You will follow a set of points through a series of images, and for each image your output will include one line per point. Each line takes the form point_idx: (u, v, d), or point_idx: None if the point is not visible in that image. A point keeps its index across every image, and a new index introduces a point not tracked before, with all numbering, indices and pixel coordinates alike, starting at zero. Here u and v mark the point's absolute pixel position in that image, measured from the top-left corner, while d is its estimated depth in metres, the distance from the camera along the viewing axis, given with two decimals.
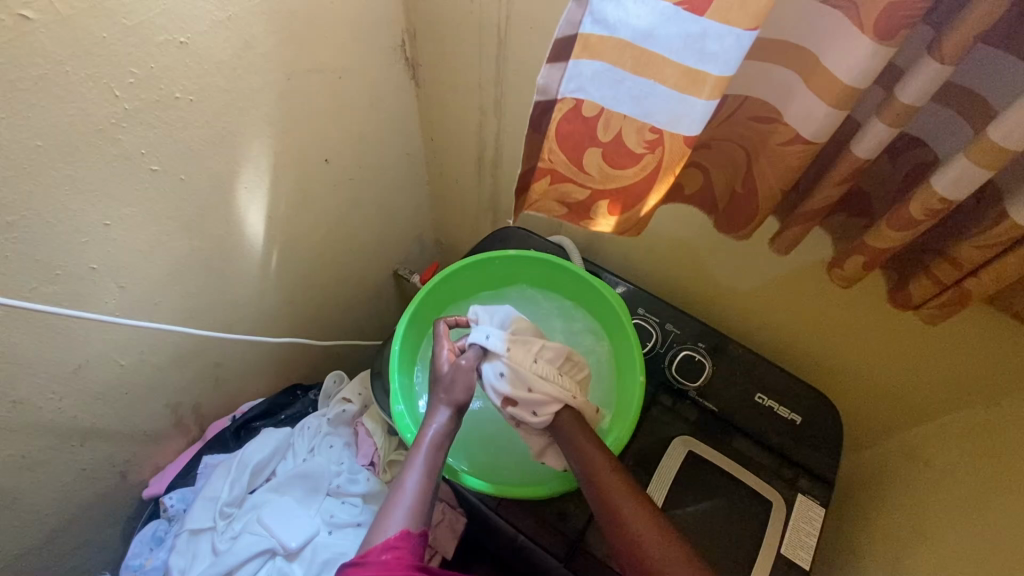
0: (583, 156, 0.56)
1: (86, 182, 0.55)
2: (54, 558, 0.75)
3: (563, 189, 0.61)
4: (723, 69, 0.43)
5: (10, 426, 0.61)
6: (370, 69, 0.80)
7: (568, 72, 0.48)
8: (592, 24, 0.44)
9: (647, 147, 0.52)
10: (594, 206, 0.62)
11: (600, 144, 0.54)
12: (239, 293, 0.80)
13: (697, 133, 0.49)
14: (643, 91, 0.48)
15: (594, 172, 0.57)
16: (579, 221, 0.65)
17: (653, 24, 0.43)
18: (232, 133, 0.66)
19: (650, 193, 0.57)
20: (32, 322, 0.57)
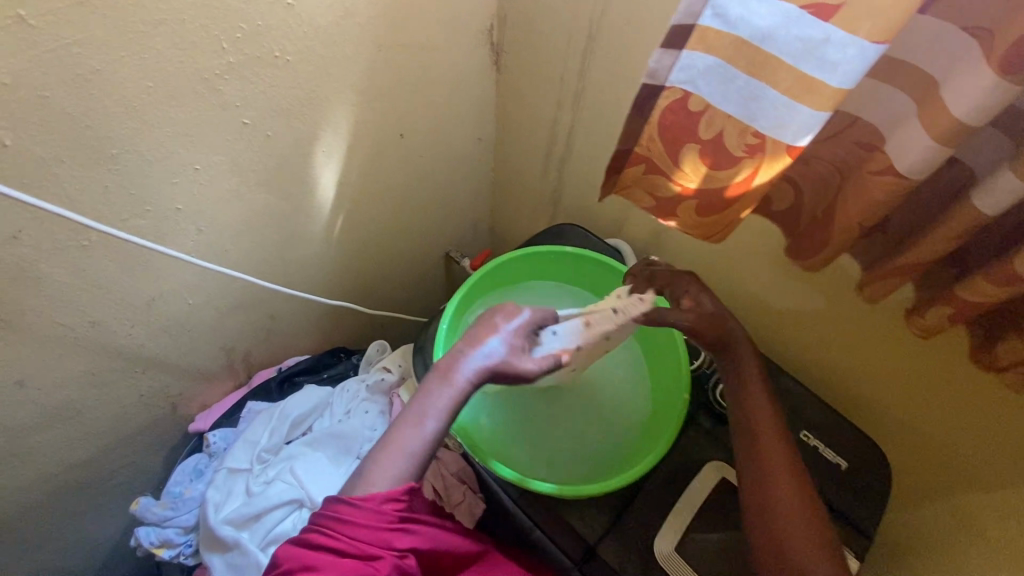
0: (681, 151, 0.52)
1: (184, 127, 0.58)
2: (105, 471, 0.80)
3: (653, 184, 0.58)
4: (841, 81, 0.40)
5: (87, 342, 0.66)
6: (456, 51, 0.80)
7: (680, 61, 0.46)
8: (712, 17, 0.42)
9: (748, 151, 0.49)
10: (678, 206, 0.58)
11: (700, 142, 0.50)
12: (303, 252, 0.83)
13: (804, 142, 0.45)
14: (753, 92, 0.44)
15: (689, 171, 0.53)
16: (664, 219, 0.61)
17: (775, 24, 0.40)
18: (320, 97, 0.68)
19: (739, 200, 0.54)
20: (120, 250, 0.61)
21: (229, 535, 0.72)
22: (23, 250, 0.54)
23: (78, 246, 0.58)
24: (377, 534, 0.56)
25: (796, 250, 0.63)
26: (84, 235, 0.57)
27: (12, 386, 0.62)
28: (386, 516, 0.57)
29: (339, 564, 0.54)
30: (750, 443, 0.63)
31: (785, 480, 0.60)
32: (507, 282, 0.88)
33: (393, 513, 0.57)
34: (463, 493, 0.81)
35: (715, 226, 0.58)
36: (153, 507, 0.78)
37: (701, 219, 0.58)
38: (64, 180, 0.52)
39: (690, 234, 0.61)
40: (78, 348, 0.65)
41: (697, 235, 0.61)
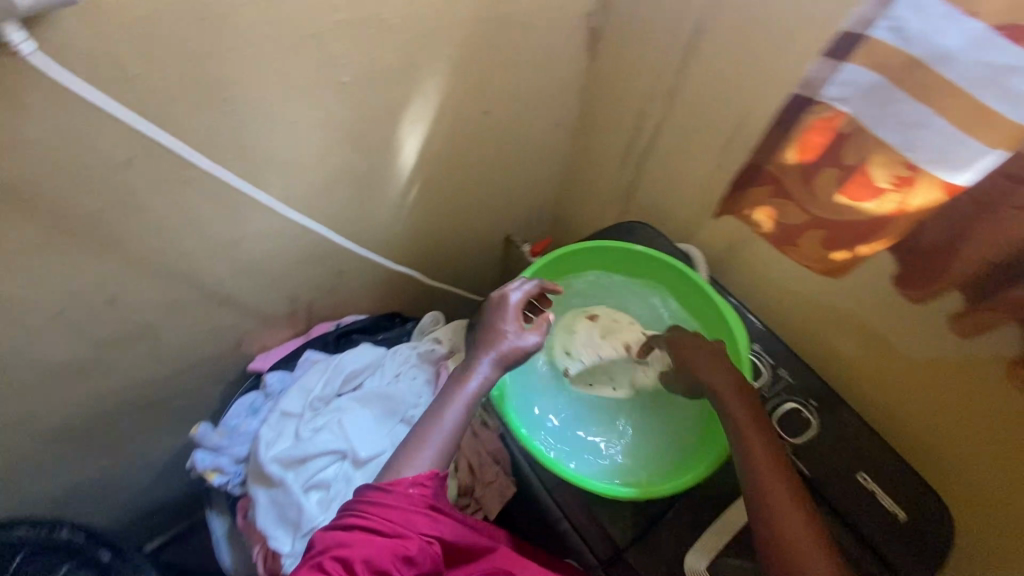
0: (819, 176, 0.60)
1: (288, 79, 0.59)
2: (171, 394, 0.85)
3: (784, 205, 0.67)
4: (1019, 115, 0.44)
5: (174, 272, 0.70)
6: (553, 31, 0.79)
7: (845, 77, 0.53)
8: (886, 31, 0.49)
9: (894, 183, 0.54)
10: (802, 234, 0.67)
11: (840, 168, 0.58)
12: (376, 215, 0.84)
13: (963, 181, 0.50)
14: (917, 119, 0.49)
15: (822, 197, 0.62)
16: (789, 242, 0.70)
17: (955, 46, 0.45)
18: (416, 63, 0.69)
19: (875, 227, 0.59)
20: (216, 189, 0.64)
21: (276, 472, 0.75)
22: (132, 176, 0.57)
23: (181, 179, 0.61)
24: (406, 514, 0.58)
25: (903, 281, 0.63)
26: (186, 171, 0.61)
27: (106, 302, 0.67)
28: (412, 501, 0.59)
29: (370, 541, 0.56)
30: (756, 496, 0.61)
31: (796, 522, 0.58)
32: (571, 272, 0.87)
33: (420, 495, 0.60)
34: (496, 475, 0.82)
35: (839, 261, 0.66)
36: (210, 435, 0.81)
37: (826, 249, 0.66)
38: (177, 115, 0.55)
39: (811, 266, 0.70)
40: (166, 276, 0.69)
41: (818, 268, 0.69)
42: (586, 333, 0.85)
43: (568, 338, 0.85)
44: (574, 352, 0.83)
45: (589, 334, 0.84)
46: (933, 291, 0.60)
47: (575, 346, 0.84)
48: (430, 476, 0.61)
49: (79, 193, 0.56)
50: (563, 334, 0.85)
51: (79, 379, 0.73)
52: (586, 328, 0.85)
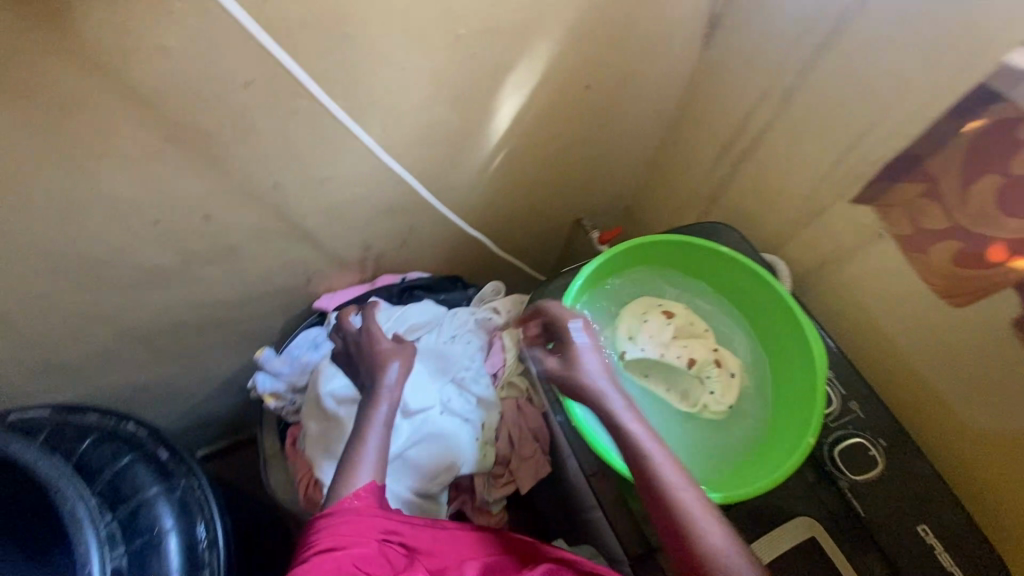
0: (978, 178, 0.58)
1: (408, 24, 0.59)
2: (240, 318, 0.89)
3: (919, 207, 0.64)
4: None
5: (268, 199, 0.72)
6: (672, 13, 0.76)
7: None
8: None
9: None
10: (935, 243, 0.64)
11: (1005, 176, 0.56)
12: (460, 176, 0.84)
13: None
14: None
15: (974, 203, 0.59)
16: (910, 249, 0.67)
17: None
18: (531, 27, 0.68)
19: None
20: (320, 123, 0.65)
21: (330, 406, 0.78)
22: (248, 98, 0.59)
23: (291, 108, 0.62)
24: (360, 526, 0.58)
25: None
26: (297, 102, 0.62)
27: (201, 219, 0.70)
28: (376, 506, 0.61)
29: (331, 561, 0.55)
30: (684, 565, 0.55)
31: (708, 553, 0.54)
32: (645, 262, 0.84)
33: (366, 506, 0.60)
34: (534, 451, 0.82)
35: (967, 282, 0.62)
36: (273, 360, 0.84)
37: (955, 265, 0.63)
38: (300, 43, 0.56)
39: (931, 283, 0.66)
40: (259, 203, 0.72)
41: (937, 287, 0.66)
42: (658, 327, 0.81)
43: (637, 325, 0.81)
44: (640, 340, 0.79)
45: (660, 329, 0.81)
46: None
47: (642, 335, 0.80)
48: (368, 486, 0.61)
49: (199, 107, 0.57)
50: (635, 320, 0.81)
51: (164, 287, 0.77)
52: (659, 323, 0.81)
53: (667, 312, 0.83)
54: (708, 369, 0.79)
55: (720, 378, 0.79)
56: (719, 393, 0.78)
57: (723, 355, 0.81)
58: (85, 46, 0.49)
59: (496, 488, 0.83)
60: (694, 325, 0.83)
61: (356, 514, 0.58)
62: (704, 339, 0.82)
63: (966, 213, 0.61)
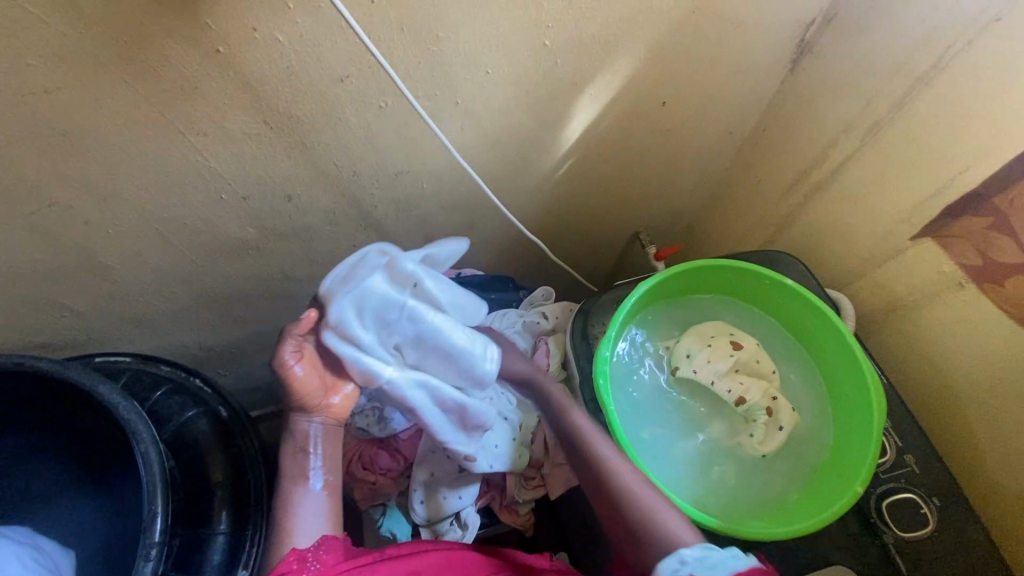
0: None
1: (498, 32, 0.62)
2: (304, 295, 0.94)
3: (991, 242, 0.62)
4: None
5: (344, 186, 0.75)
6: (762, 38, 0.74)
7: None
8: None
9: None
10: (1011, 276, 0.61)
11: None
12: (526, 181, 0.86)
13: None
14: None
15: None
16: (981, 281, 0.65)
17: None
18: (615, 41, 0.68)
19: None
20: (403, 120, 0.68)
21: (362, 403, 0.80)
22: (342, 92, 0.63)
23: (379, 105, 0.66)
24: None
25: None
26: (384, 99, 0.65)
27: (283, 198, 0.74)
28: (310, 566, 0.61)
29: None
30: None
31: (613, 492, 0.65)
32: (704, 284, 0.83)
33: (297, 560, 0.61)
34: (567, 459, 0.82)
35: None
36: None
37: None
38: (395, 45, 0.59)
39: (1003, 311, 0.63)
40: (336, 189, 0.76)
41: (1013, 315, 0.62)
42: (719, 355, 0.77)
43: (698, 346, 0.78)
44: (695, 362, 0.77)
45: (721, 357, 0.77)
46: None
47: (700, 358, 0.77)
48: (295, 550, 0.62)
49: (296, 97, 0.62)
50: (697, 341, 0.79)
51: (241, 259, 0.82)
52: (722, 351, 0.78)
53: (736, 343, 0.79)
54: (757, 413, 0.76)
55: (766, 425, 0.76)
56: (758, 439, 0.75)
57: (779, 406, 0.76)
58: (207, 34, 0.53)
59: (526, 490, 0.84)
60: (759, 364, 0.79)
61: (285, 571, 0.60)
62: (765, 383, 0.77)
63: None
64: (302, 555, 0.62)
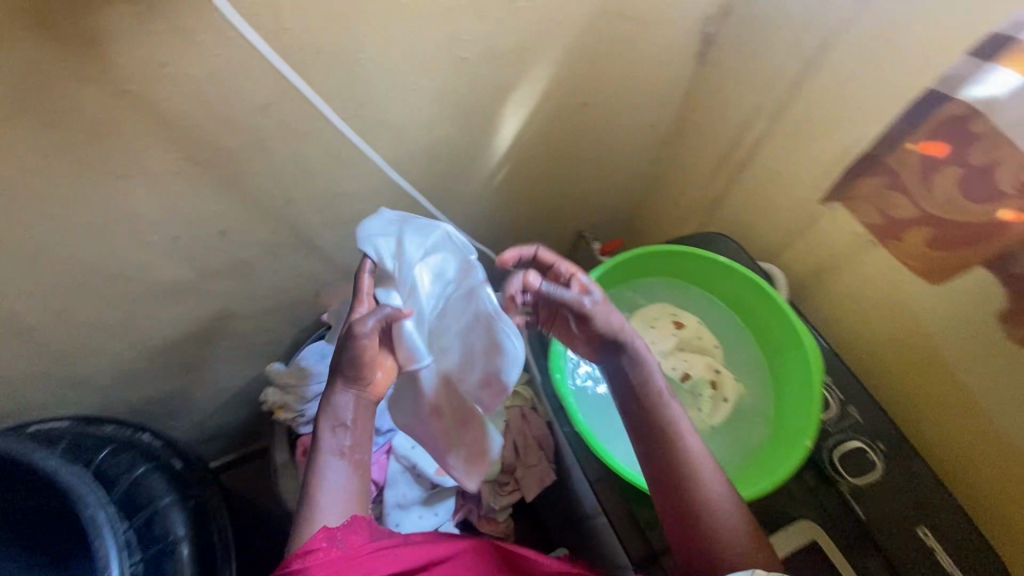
0: (936, 176, 0.62)
1: (416, 49, 0.63)
2: (252, 331, 0.92)
3: (887, 199, 0.68)
4: None
5: (279, 215, 0.74)
6: (668, 34, 0.79)
7: (983, 74, 0.54)
8: None
9: (1017, 189, 0.55)
10: (908, 230, 0.67)
11: (963, 167, 0.59)
12: (464, 191, 0.88)
13: None
14: None
15: (937, 195, 0.62)
16: (884, 237, 0.70)
17: None
18: (531, 48, 0.71)
19: (990, 234, 0.59)
20: (331, 143, 0.69)
21: None
22: (264, 120, 0.62)
23: (305, 130, 0.65)
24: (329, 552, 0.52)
25: (1006, 319, 0.60)
26: (308, 123, 0.65)
27: (216, 234, 0.73)
28: (338, 545, 0.53)
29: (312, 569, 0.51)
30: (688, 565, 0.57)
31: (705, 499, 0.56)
32: (646, 271, 0.87)
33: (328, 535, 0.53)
34: (539, 459, 0.84)
35: (941, 261, 0.65)
36: (281, 372, 0.86)
37: (929, 249, 0.65)
38: (313, 70, 0.59)
39: (907, 264, 0.68)
40: (271, 219, 0.75)
41: (915, 268, 0.68)
42: (663, 335, 0.84)
43: (643, 329, 0.84)
44: (641, 343, 0.83)
45: (664, 337, 0.83)
46: None
47: (645, 340, 0.83)
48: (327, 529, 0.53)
49: (217, 129, 0.61)
50: (642, 325, 0.85)
51: (180, 302, 0.79)
52: (665, 331, 0.84)
53: (677, 322, 0.85)
54: (701, 388, 0.81)
55: (712, 398, 0.80)
56: (705, 411, 0.79)
57: (723, 379, 0.81)
58: (113, 73, 0.52)
59: (502, 497, 0.84)
60: (701, 341, 0.85)
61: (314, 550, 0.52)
62: (708, 357, 0.83)
63: (928, 208, 0.63)
64: (332, 533, 0.53)
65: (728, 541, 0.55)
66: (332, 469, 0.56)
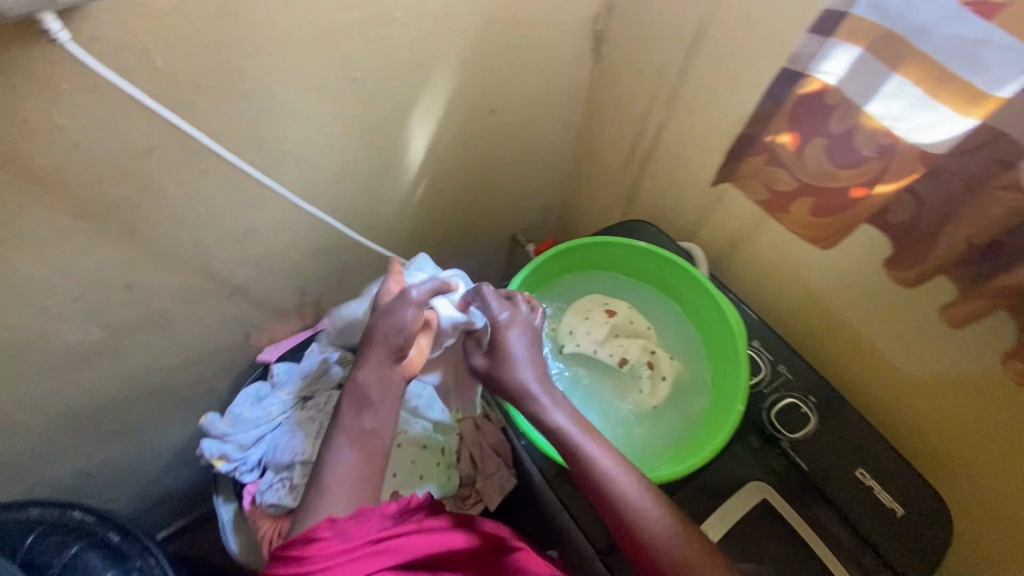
0: (807, 146, 0.60)
1: (303, 75, 0.62)
2: (182, 382, 0.88)
3: (770, 175, 0.66)
4: (992, 85, 0.44)
5: (188, 260, 0.72)
6: (561, 35, 0.81)
7: (827, 49, 0.53)
8: (869, 7, 0.48)
9: (877, 151, 0.54)
10: (793, 202, 0.66)
11: (828, 135, 0.57)
12: (385, 209, 0.87)
13: (938, 148, 0.50)
14: (897, 90, 0.49)
15: (811, 165, 0.60)
16: (775, 211, 0.69)
17: (932, 20, 0.45)
18: (426, 63, 0.71)
19: (865, 195, 0.58)
20: (232, 179, 0.67)
21: (270, 477, 0.80)
22: (153, 164, 0.60)
23: (200, 169, 0.63)
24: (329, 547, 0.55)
25: (892, 266, 0.62)
26: (203, 161, 0.63)
27: (122, 289, 0.69)
28: (343, 537, 0.56)
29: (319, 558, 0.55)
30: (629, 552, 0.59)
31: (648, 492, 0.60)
32: (573, 265, 0.88)
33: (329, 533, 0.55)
34: (497, 466, 0.83)
35: (829, 227, 0.64)
36: (217, 423, 0.85)
37: (814, 217, 0.64)
38: (196, 108, 0.58)
39: (798, 233, 0.68)
40: (181, 266, 0.72)
41: (808, 236, 0.67)
42: (597, 324, 0.84)
43: (577, 321, 0.85)
44: (577, 336, 0.83)
45: (598, 327, 0.84)
46: (924, 268, 0.58)
47: (580, 331, 0.84)
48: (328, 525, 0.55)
49: (103, 180, 0.58)
50: (575, 317, 0.85)
51: (93, 365, 0.75)
52: (599, 321, 0.84)
53: (609, 310, 0.86)
54: (640, 370, 0.82)
55: (651, 378, 0.82)
56: (646, 392, 0.82)
57: (658, 358, 0.83)
58: None
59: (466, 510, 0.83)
60: (635, 324, 0.87)
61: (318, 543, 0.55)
62: (642, 340, 0.85)
63: (803, 178, 0.62)
64: (336, 524, 0.56)
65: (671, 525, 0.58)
66: (351, 446, 0.60)
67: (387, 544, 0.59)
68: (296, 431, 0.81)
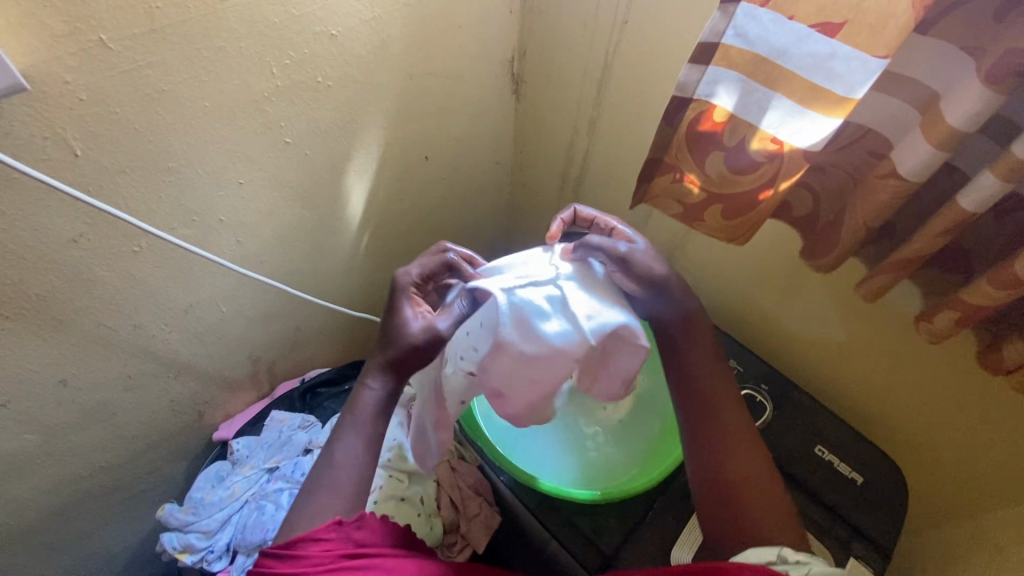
0: (707, 159, 0.61)
1: (232, 145, 0.62)
2: (131, 476, 0.82)
3: (681, 189, 0.67)
4: (849, 90, 0.47)
5: (129, 347, 0.69)
6: (481, 81, 0.86)
7: (706, 76, 0.55)
8: (733, 36, 0.50)
9: (767, 157, 0.57)
10: (705, 210, 0.67)
11: (724, 149, 0.59)
12: (332, 264, 0.88)
13: (817, 146, 0.53)
14: (772, 102, 0.52)
15: (713, 175, 0.62)
16: (691, 221, 0.70)
17: (787, 42, 0.48)
18: (355, 120, 0.73)
19: (766, 195, 0.60)
20: (166, 257, 0.65)
21: (240, 561, 0.75)
22: (82, 252, 0.58)
23: (130, 251, 0.62)
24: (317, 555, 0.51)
25: (806, 255, 0.67)
26: (135, 242, 0.61)
27: (55, 386, 0.65)
28: (344, 542, 0.52)
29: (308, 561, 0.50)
30: (706, 492, 0.59)
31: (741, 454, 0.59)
32: None
33: (324, 552, 0.51)
34: (480, 506, 0.82)
35: (741, 227, 0.65)
36: (177, 512, 0.80)
37: (727, 220, 0.66)
38: (122, 192, 0.57)
39: (715, 237, 0.69)
40: (121, 353, 0.68)
41: (723, 237, 0.68)
42: None
43: None
44: None
45: None
46: (834, 254, 0.61)
47: None
48: (331, 527, 0.52)
49: (25, 275, 0.55)
50: None
51: (29, 474, 0.69)
52: None
53: None
54: None
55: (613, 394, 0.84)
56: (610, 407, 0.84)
57: None
58: None
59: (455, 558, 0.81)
60: None
61: (311, 543, 0.51)
62: None
63: (709, 188, 0.64)
64: (338, 527, 0.53)
65: (770, 508, 0.57)
66: (353, 429, 0.58)
67: (363, 562, 0.52)
68: (264, 507, 0.77)
